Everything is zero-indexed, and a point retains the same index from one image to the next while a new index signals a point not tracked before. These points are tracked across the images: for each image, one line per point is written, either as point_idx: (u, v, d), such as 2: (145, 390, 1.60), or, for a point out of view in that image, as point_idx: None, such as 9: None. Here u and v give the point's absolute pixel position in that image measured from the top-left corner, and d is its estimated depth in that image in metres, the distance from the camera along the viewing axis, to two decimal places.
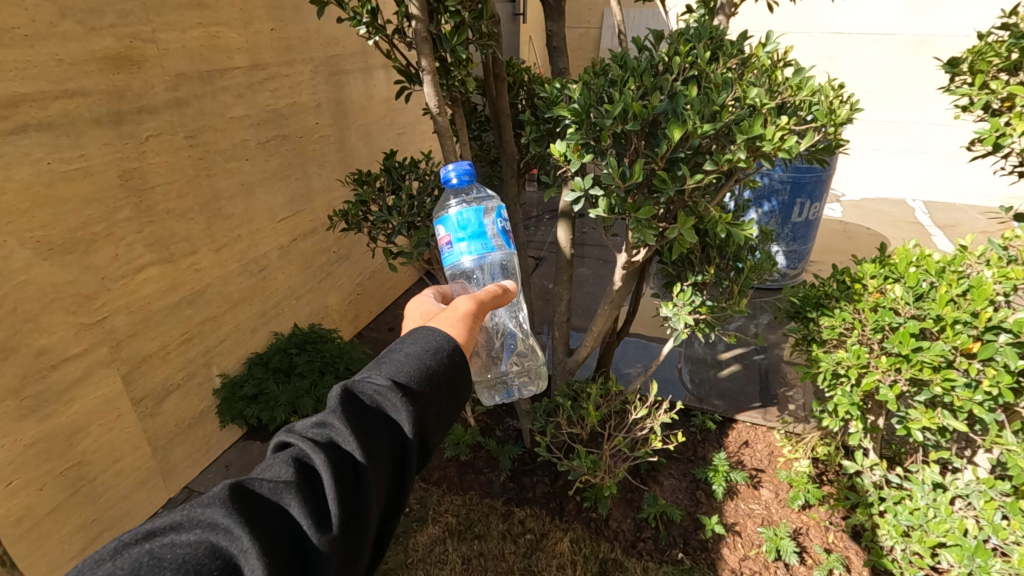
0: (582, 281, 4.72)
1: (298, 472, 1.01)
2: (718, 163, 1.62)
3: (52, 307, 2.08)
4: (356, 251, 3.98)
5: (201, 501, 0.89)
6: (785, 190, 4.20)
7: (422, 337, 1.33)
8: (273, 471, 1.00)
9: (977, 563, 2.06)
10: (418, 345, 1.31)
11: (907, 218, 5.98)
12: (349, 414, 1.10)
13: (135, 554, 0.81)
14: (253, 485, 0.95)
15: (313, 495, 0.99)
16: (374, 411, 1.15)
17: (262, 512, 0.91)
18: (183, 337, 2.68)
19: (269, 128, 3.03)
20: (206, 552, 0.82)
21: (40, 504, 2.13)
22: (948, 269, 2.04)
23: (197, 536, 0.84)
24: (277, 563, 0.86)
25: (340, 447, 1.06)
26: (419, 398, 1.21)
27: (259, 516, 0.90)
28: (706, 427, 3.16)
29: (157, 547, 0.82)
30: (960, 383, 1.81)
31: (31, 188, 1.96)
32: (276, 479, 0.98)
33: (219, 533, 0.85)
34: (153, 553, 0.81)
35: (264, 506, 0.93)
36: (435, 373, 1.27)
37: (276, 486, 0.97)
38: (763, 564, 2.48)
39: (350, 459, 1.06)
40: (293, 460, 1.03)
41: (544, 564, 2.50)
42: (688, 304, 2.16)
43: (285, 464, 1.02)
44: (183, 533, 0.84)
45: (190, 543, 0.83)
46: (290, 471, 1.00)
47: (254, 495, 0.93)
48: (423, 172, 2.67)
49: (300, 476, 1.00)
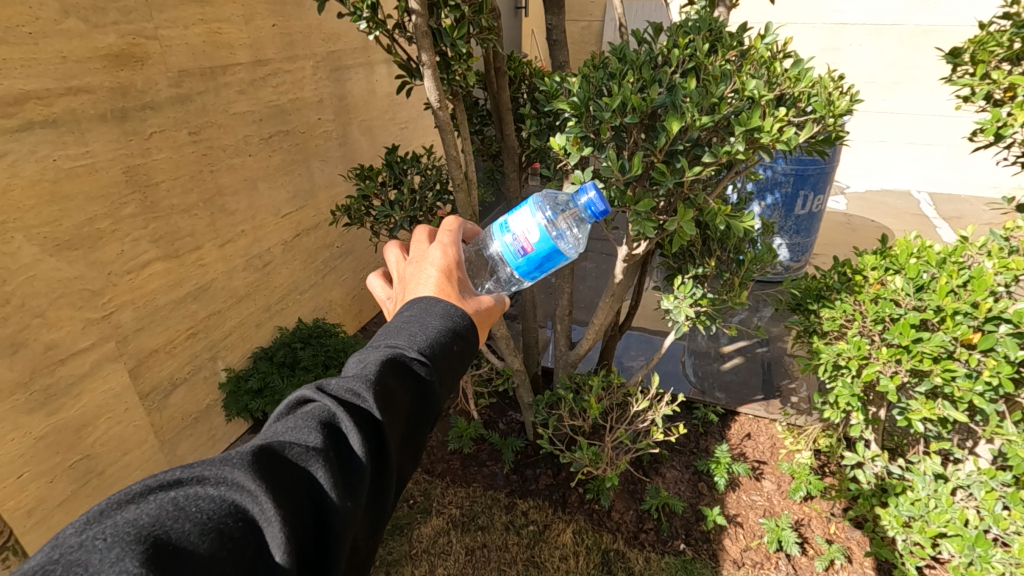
0: (585, 274, 4.73)
1: (325, 438, 0.97)
2: (716, 155, 1.63)
3: (59, 302, 2.11)
4: (359, 246, 4.00)
5: (227, 459, 0.87)
6: (789, 182, 4.19)
7: (452, 307, 1.28)
8: (298, 434, 0.96)
9: (977, 553, 2.07)
10: (447, 314, 1.26)
11: (911, 210, 5.95)
12: (380, 383, 1.06)
13: (158, 505, 0.78)
14: (282, 449, 0.92)
15: (337, 465, 0.95)
16: (402, 380, 1.11)
17: (286, 478, 0.88)
18: (189, 332, 2.71)
19: (272, 124, 3.05)
20: (231, 513, 0.81)
21: (51, 496, 2.16)
22: (949, 260, 2.03)
23: (223, 495, 0.82)
24: (298, 536, 0.85)
25: (366, 415, 1.03)
26: (445, 373, 1.18)
27: (285, 484, 0.87)
28: (708, 420, 3.18)
29: (182, 499, 0.80)
30: (960, 373, 1.81)
31: (37, 185, 1.98)
32: (304, 444, 0.94)
33: (246, 495, 0.83)
34: (177, 504, 0.79)
35: (290, 470, 0.90)
36: (460, 348, 1.24)
37: (304, 451, 0.93)
38: (764, 555, 2.50)
39: (374, 430, 1.03)
40: (321, 425, 0.98)
41: (547, 555, 2.53)
42: (689, 297, 2.17)
43: (313, 428, 0.97)
44: (208, 489, 0.82)
45: (214, 501, 0.81)
46: (318, 437, 0.96)
47: (281, 460, 0.90)
48: (424, 166, 2.68)
49: (328, 444, 0.96)
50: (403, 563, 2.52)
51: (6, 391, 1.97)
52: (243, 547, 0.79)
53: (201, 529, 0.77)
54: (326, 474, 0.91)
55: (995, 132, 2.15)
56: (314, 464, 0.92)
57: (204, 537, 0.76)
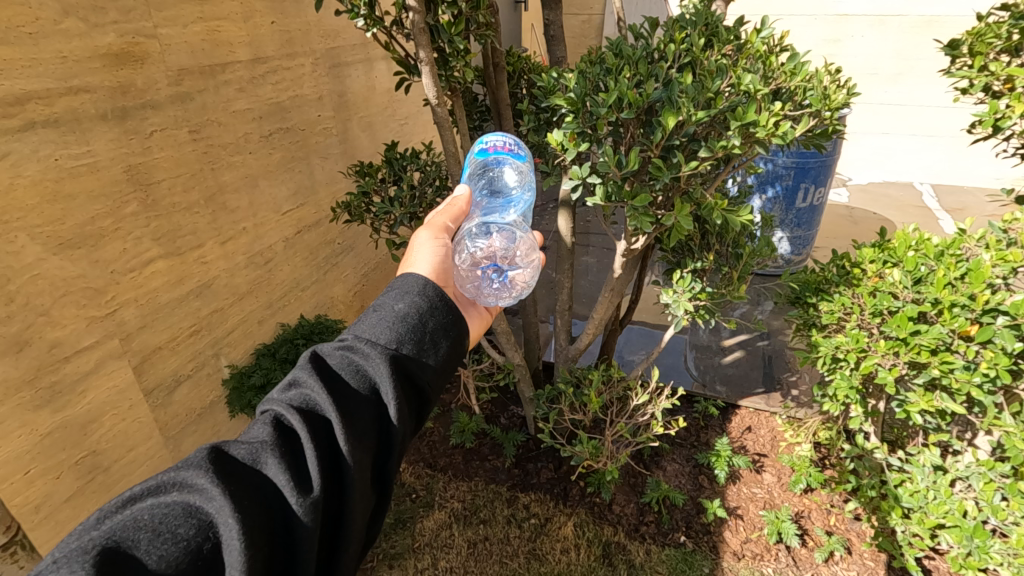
0: (586, 269, 4.74)
1: (273, 430, 1.08)
2: (712, 150, 1.63)
3: (63, 301, 2.13)
4: (360, 243, 4.01)
5: (176, 468, 0.97)
6: (789, 175, 4.18)
7: (398, 287, 1.34)
8: (250, 435, 1.08)
9: (976, 544, 2.09)
10: (392, 295, 1.32)
11: (913, 202, 5.94)
12: (317, 373, 1.15)
13: (115, 522, 0.88)
14: (230, 450, 1.03)
15: (288, 450, 1.05)
16: (350, 367, 1.19)
17: (237, 472, 0.98)
18: (192, 329, 2.73)
19: (272, 121, 3.05)
20: (182, 512, 0.91)
21: (57, 492, 2.19)
22: (947, 253, 2.03)
23: (174, 498, 0.93)
24: (255, 521, 0.93)
25: (315, 405, 1.12)
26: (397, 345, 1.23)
27: (235, 478, 0.97)
28: (709, 413, 3.20)
29: (137, 511, 0.90)
30: (958, 365, 1.82)
31: (40, 183, 2.00)
32: (255, 443, 1.05)
33: (196, 492, 0.93)
34: (133, 517, 0.90)
35: (242, 467, 1.00)
36: (410, 317, 1.27)
37: (254, 449, 1.03)
38: (764, 547, 2.52)
39: (325, 419, 1.11)
40: (271, 422, 1.09)
41: (549, 548, 2.56)
42: (688, 291, 2.17)
43: (263, 427, 1.08)
44: (161, 497, 0.92)
45: (168, 506, 0.91)
46: (267, 433, 1.06)
47: (230, 459, 1.00)
48: (423, 162, 2.69)
49: (278, 436, 1.06)
50: (406, 556, 2.55)
51: (11, 389, 1.99)
52: (201, 542, 0.89)
53: (155, 533, 0.88)
54: (274, 462, 1.01)
55: (993, 124, 2.15)
56: (261, 456, 1.02)
57: (158, 540, 0.87)
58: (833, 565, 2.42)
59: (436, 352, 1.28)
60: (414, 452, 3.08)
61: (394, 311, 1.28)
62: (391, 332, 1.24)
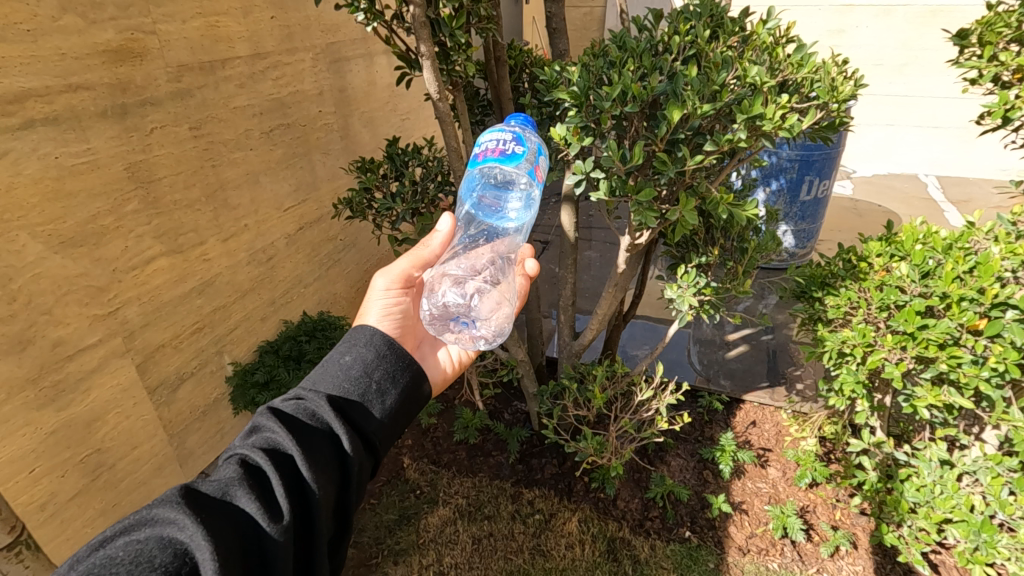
0: (589, 264, 4.73)
1: (237, 469, 1.11)
2: (718, 143, 1.61)
3: (66, 299, 2.12)
4: (362, 239, 3.99)
5: (145, 507, 0.99)
6: (794, 168, 4.15)
7: (353, 336, 1.42)
8: (215, 477, 1.10)
9: (983, 538, 2.07)
10: (347, 344, 1.40)
11: (919, 194, 5.90)
12: (278, 415, 1.20)
13: (90, 561, 0.89)
14: (199, 487, 1.05)
15: (255, 485, 1.09)
16: (308, 411, 1.24)
17: (209, 504, 1.01)
18: (195, 326, 2.73)
19: (273, 117, 3.04)
20: (157, 543, 0.93)
21: (62, 490, 2.19)
22: (955, 246, 2.01)
23: (146, 533, 0.94)
24: (230, 547, 0.96)
25: (279, 446, 1.16)
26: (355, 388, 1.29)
27: (206, 508, 1.00)
28: (713, 408, 3.19)
29: (110, 550, 0.92)
30: (966, 359, 1.79)
31: (41, 181, 1.99)
32: (222, 481, 1.08)
33: (169, 525, 0.96)
34: (107, 555, 0.91)
35: (212, 499, 1.03)
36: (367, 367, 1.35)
37: (222, 486, 1.06)
38: (769, 541, 2.52)
39: (289, 457, 1.15)
40: (235, 463, 1.12)
41: (553, 544, 2.56)
42: (693, 286, 2.14)
43: (228, 468, 1.11)
44: (134, 534, 0.94)
45: (141, 540, 0.93)
46: (233, 472, 1.10)
47: (199, 493, 1.03)
48: (426, 158, 2.68)
49: (245, 473, 1.10)
50: (411, 553, 2.55)
51: (15, 388, 1.99)
52: (179, 566, 0.91)
53: (132, 564, 0.89)
54: (244, 494, 1.05)
55: (1003, 114, 2.11)
56: (230, 490, 1.05)
57: (137, 569, 0.89)
58: (839, 560, 2.43)
59: (390, 395, 1.34)
60: (417, 449, 3.08)
61: (347, 360, 1.35)
62: (346, 375, 1.32)
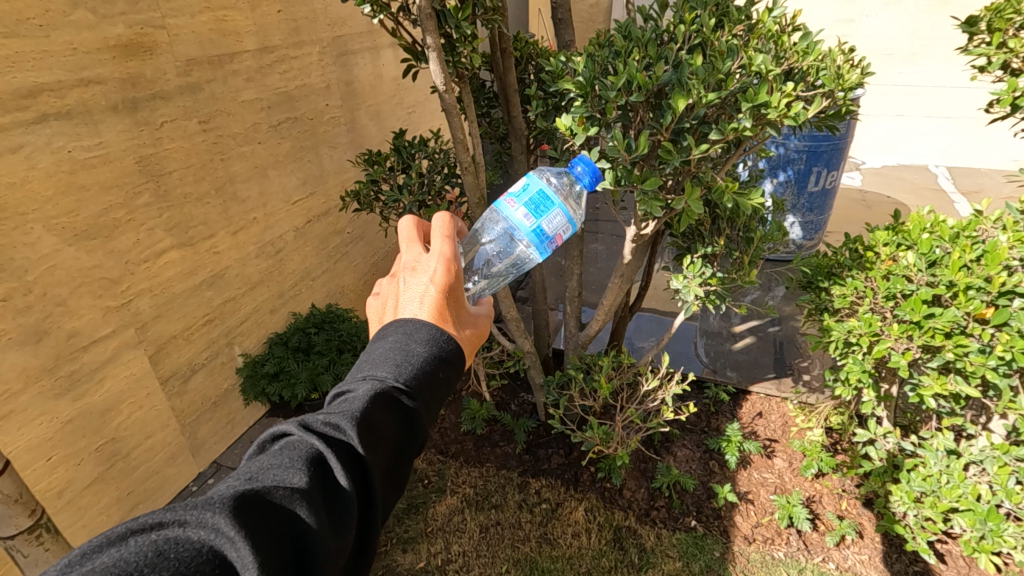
0: (595, 256, 4.73)
1: (311, 476, 0.95)
2: (724, 132, 1.61)
3: (79, 291, 2.17)
4: (371, 231, 3.99)
5: (206, 502, 0.82)
6: (801, 159, 4.13)
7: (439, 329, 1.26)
8: (283, 475, 0.93)
9: (989, 527, 2.09)
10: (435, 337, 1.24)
11: (928, 185, 5.85)
12: (367, 418, 1.04)
13: (139, 551, 0.74)
14: (266, 490, 0.89)
15: (321, 503, 0.94)
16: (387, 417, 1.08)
17: (271, 522, 0.85)
18: (206, 319, 2.76)
19: (281, 111, 3.06)
20: (210, 564, 0.77)
21: (79, 478, 2.27)
22: (962, 235, 2.00)
23: (204, 542, 0.78)
24: None
25: (355, 453, 1.02)
26: (435, 398, 1.17)
27: (270, 529, 0.84)
28: (719, 399, 3.20)
29: (163, 544, 0.76)
30: (973, 348, 1.78)
31: (54, 175, 2.02)
32: (289, 485, 0.92)
33: (229, 544, 0.79)
34: (156, 553, 0.75)
35: (276, 513, 0.87)
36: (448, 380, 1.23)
37: (289, 494, 0.90)
38: (775, 531, 2.54)
39: (358, 468, 1.01)
40: (306, 463, 0.96)
41: (560, 532, 2.58)
42: (698, 276, 2.16)
43: (298, 467, 0.95)
44: (189, 535, 0.79)
45: (194, 550, 0.77)
46: (304, 478, 0.94)
47: (267, 503, 0.87)
48: (432, 150, 2.69)
49: (313, 484, 0.94)
50: (419, 541, 2.59)
51: (32, 377, 2.05)
52: None
53: None
54: (312, 518, 0.89)
55: (1012, 102, 2.10)
56: (302, 505, 0.90)
57: None
58: (844, 549, 2.44)
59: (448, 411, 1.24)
60: None
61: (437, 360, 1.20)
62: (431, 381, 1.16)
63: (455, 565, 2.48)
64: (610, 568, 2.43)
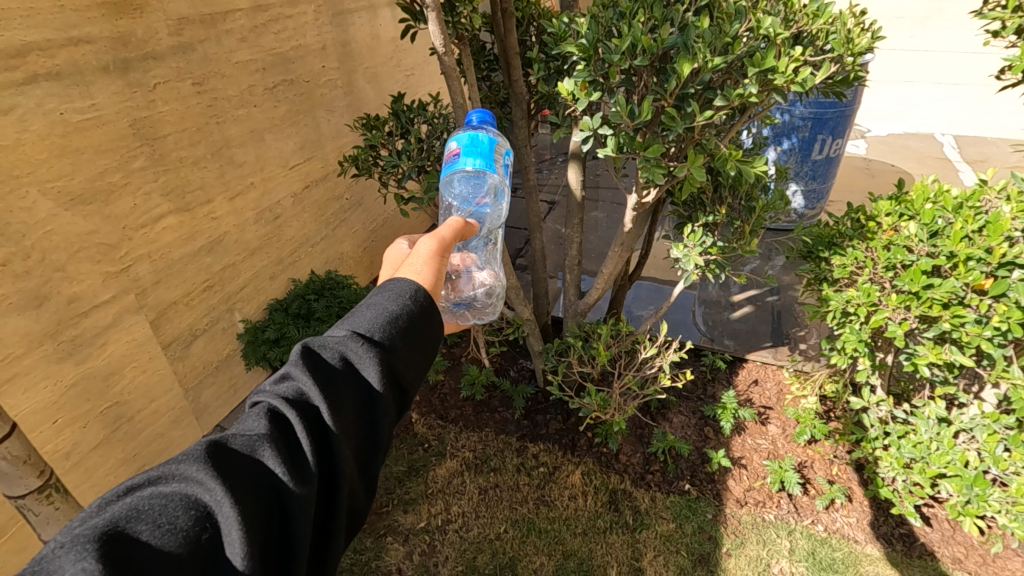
0: (596, 224, 4.73)
1: (273, 422, 1.03)
2: (729, 98, 1.59)
3: (78, 256, 2.16)
4: (369, 197, 3.94)
5: (176, 459, 0.93)
6: (806, 126, 4.06)
7: (390, 285, 1.32)
8: (245, 427, 1.02)
9: (975, 492, 2.14)
10: (387, 292, 1.30)
11: (934, 153, 5.78)
12: (316, 360, 1.10)
13: (115, 509, 0.84)
14: (228, 441, 0.98)
15: (285, 443, 1.01)
16: (347, 360, 1.14)
17: (234, 464, 0.94)
18: (205, 284, 2.76)
19: (276, 73, 2.99)
20: (180, 503, 0.87)
21: (86, 440, 2.32)
22: (965, 205, 1.97)
23: (173, 489, 0.88)
24: (252, 511, 0.90)
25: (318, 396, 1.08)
26: (399, 335, 1.21)
27: (234, 468, 0.93)
28: (716, 366, 3.24)
29: (137, 499, 0.86)
30: (970, 319, 1.79)
31: (47, 138, 1.99)
32: (251, 433, 1.01)
33: (195, 485, 0.89)
34: (131, 505, 0.85)
35: (238, 457, 0.95)
36: (403, 317, 1.23)
37: (251, 439, 0.99)
38: (767, 494, 2.61)
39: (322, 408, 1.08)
40: (267, 413, 1.05)
41: (557, 494, 2.65)
42: (699, 245, 2.17)
43: (259, 417, 1.04)
44: (160, 487, 0.89)
45: (165, 497, 0.87)
46: (264, 424, 1.02)
47: (228, 449, 0.96)
48: (432, 115, 2.62)
49: (275, 429, 1.02)
50: (420, 502, 2.65)
51: (34, 342, 2.06)
52: (198, 532, 0.85)
53: (152, 520, 0.83)
54: (273, 457, 0.97)
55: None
56: (263, 446, 0.98)
57: (156, 526, 0.83)
58: (833, 512, 2.52)
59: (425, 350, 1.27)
60: (425, 404, 3.15)
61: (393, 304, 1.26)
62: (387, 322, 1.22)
63: (455, 525, 2.56)
64: (606, 528, 2.51)
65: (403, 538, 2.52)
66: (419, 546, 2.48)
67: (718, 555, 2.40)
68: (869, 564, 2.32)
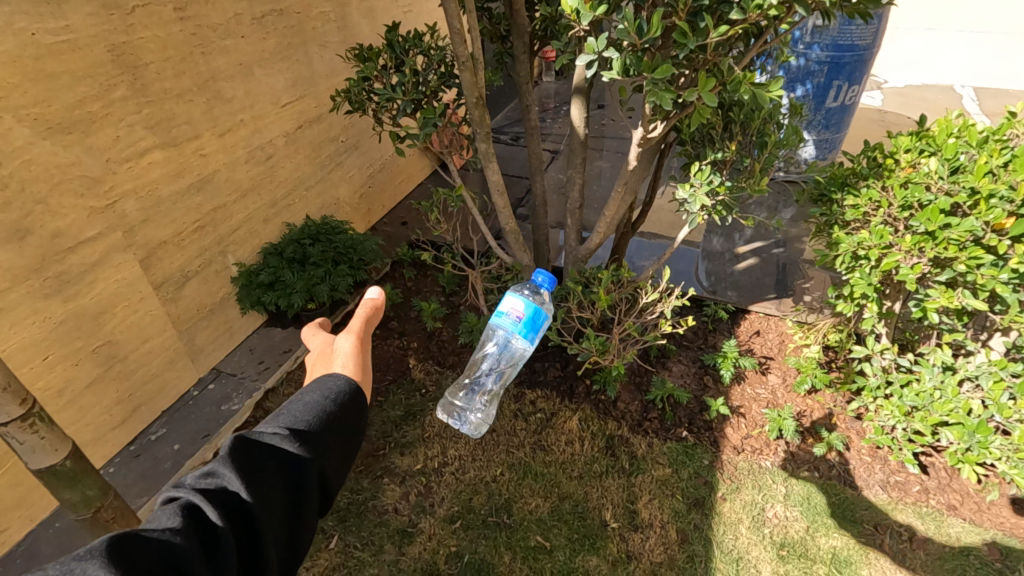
0: (600, 174, 4.60)
1: (186, 521, 0.99)
2: (745, 11, 1.46)
3: (60, 189, 2.08)
4: (367, 139, 3.78)
5: (75, 556, 0.86)
6: (823, 71, 3.87)
7: (322, 383, 1.32)
8: (155, 526, 0.98)
9: (976, 439, 2.15)
10: (318, 392, 1.30)
11: (953, 104, 5.55)
12: (240, 462, 1.10)
13: None
14: (137, 535, 0.93)
15: (197, 541, 0.98)
16: (273, 468, 1.14)
17: (144, 562, 0.90)
18: (196, 224, 2.69)
19: (264, 1, 2.81)
20: None
21: (78, 377, 2.31)
22: (991, 139, 1.88)
23: None
24: None
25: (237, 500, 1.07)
26: (321, 440, 1.22)
27: (141, 566, 0.89)
28: (718, 316, 3.18)
29: None
30: (987, 261, 1.72)
31: (18, 60, 1.88)
32: (163, 531, 0.96)
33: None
34: None
35: (148, 551, 0.91)
36: (334, 415, 1.27)
37: (162, 536, 0.95)
38: (764, 442, 2.60)
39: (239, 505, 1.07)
40: (180, 512, 1.00)
41: (554, 439, 2.64)
42: (706, 184, 2.08)
43: (170, 517, 0.99)
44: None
45: None
46: (176, 523, 0.98)
47: (137, 544, 0.91)
48: (427, 45, 2.44)
49: (188, 526, 0.99)
50: (417, 445, 2.65)
51: (19, 277, 2.02)
52: None
53: None
54: (186, 549, 0.94)
55: None
56: (175, 541, 0.95)
57: None
58: (830, 460, 2.51)
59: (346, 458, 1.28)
60: (422, 351, 3.11)
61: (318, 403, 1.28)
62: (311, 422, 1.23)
63: (451, 468, 2.56)
64: (602, 473, 2.51)
65: (400, 480, 2.53)
66: (415, 487, 2.49)
67: (713, 499, 2.41)
68: (863, 509, 2.33)
